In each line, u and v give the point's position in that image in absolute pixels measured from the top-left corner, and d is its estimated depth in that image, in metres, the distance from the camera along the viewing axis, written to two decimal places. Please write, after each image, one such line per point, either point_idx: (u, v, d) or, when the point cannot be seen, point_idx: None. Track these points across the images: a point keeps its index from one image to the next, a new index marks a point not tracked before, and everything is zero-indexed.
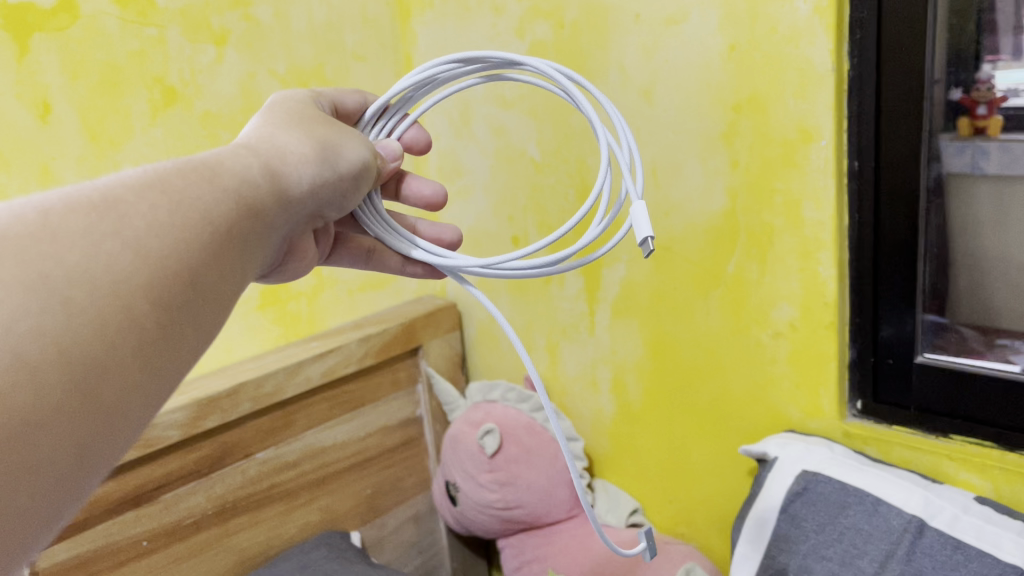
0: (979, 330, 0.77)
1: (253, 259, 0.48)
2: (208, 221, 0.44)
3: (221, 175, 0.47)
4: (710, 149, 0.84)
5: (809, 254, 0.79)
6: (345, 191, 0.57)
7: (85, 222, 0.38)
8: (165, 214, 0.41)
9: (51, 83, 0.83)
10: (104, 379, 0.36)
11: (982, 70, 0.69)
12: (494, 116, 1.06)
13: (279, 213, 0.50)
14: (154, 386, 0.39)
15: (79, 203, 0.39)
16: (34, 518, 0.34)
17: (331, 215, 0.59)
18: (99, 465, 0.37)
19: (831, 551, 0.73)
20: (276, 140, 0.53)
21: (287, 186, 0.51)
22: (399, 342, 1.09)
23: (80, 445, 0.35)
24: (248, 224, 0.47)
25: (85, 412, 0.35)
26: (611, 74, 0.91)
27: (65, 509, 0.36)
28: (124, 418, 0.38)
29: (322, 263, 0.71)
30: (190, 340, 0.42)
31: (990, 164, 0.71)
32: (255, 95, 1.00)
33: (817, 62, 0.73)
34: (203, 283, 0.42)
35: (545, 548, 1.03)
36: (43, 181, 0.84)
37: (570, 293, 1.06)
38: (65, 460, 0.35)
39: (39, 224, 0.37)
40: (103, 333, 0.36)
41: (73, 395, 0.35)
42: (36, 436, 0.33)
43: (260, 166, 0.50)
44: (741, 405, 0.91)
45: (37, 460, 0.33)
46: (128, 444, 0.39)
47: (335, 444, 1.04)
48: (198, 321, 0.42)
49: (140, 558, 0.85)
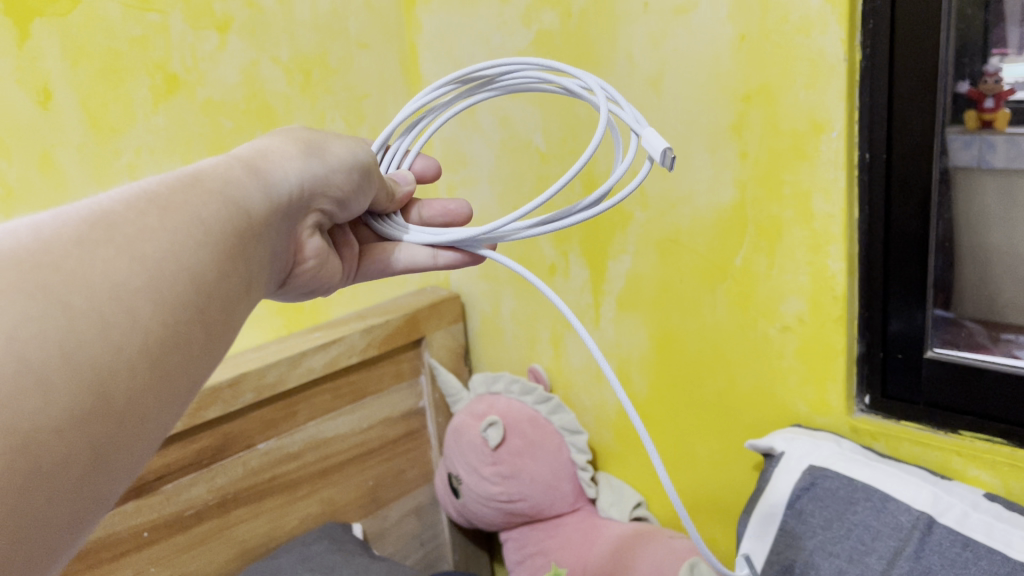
0: (984, 325, 0.76)
1: (254, 260, 0.47)
2: (199, 221, 0.43)
3: (208, 180, 0.46)
4: (720, 140, 0.83)
5: (819, 247, 0.78)
6: (342, 186, 0.56)
7: (76, 233, 0.37)
8: (155, 218, 0.41)
9: (52, 69, 0.82)
10: (114, 385, 0.35)
11: (990, 63, 0.68)
12: (500, 106, 1.05)
13: (273, 212, 0.50)
14: (166, 387, 0.38)
15: (68, 218, 0.39)
16: (53, 523, 0.33)
17: (336, 217, 0.59)
18: (116, 468, 0.36)
19: (838, 548, 0.72)
20: (263, 148, 0.53)
21: (275, 184, 0.51)
22: (403, 334, 1.08)
23: (95, 451, 0.34)
24: (242, 225, 0.46)
25: (98, 414, 0.34)
26: (619, 63, 0.90)
27: (82, 513, 0.34)
28: (139, 421, 0.36)
29: (351, 282, 0.67)
30: (199, 338, 0.41)
31: (997, 157, 0.70)
32: (257, 82, 0.99)
33: (829, 52, 0.72)
34: (203, 280, 0.41)
35: (548, 541, 1.03)
36: (43, 167, 0.83)
37: (575, 285, 1.05)
38: (80, 464, 0.33)
39: (33, 239, 0.36)
40: (106, 334, 0.35)
41: (85, 397, 0.33)
42: (50, 438, 0.32)
43: (247, 170, 0.49)
44: (748, 399, 0.90)
45: (52, 463, 0.32)
46: (144, 449, 0.38)
47: (337, 435, 1.03)
48: (206, 321, 0.41)
49: (140, 549, 0.85)
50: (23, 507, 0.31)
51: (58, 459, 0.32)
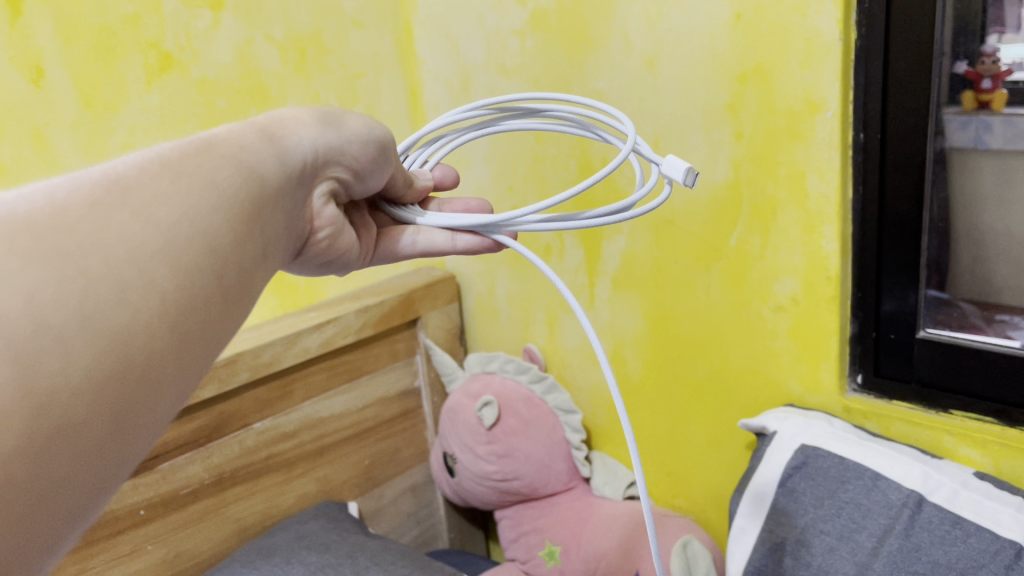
0: (979, 305, 0.76)
1: (270, 227, 0.47)
2: (213, 184, 0.43)
3: (221, 145, 0.46)
4: (715, 120, 0.83)
5: (813, 227, 0.78)
6: (358, 157, 0.56)
7: (91, 197, 0.37)
8: (169, 182, 0.40)
9: (45, 47, 0.82)
10: (133, 346, 0.35)
11: (988, 42, 0.68)
12: (495, 85, 1.05)
13: (286, 180, 0.49)
14: (185, 350, 0.38)
15: (83, 181, 0.39)
16: (76, 481, 0.33)
17: (352, 188, 0.58)
18: (138, 429, 0.36)
19: (829, 526, 0.72)
20: (278, 116, 0.53)
21: (289, 151, 0.51)
22: (398, 314, 1.08)
23: (116, 411, 0.34)
24: (258, 190, 0.46)
25: (118, 375, 0.34)
26: (614, 42, 0.90)
27: (106, 472, 0.35)
28: (159, 383, 0.37)
29: (367, 266, 0.66)
30: (217, 302, 0.41)
31: (993, 138, 0.70)
32: (252, 61, 0.98)
33: (824, 31, 0.72)
34: (219, 244, 0.41)
35: (542, 519, 1.04)
36: (36, 146, 0.83)
37: (570, 265, 1.05)
38: (100, 425, 0.34)
39: (48, 202, 0.36)
40: (125, 296, 0.35)
41: (104, 358, 0.34)
42: (68, 400, 0.32)
43: (260, 136, 0.49)
44: (741, 379, 0.90)
45: (71, 424, 0.32)
46: (167, 410, 0.38)
47: (333, 414, 1.04)
48: (224, 285, 0.41)
49: (138, 527, 0.85)
50: (44, 468, 0.31)
51: (77, 418, 0.33)
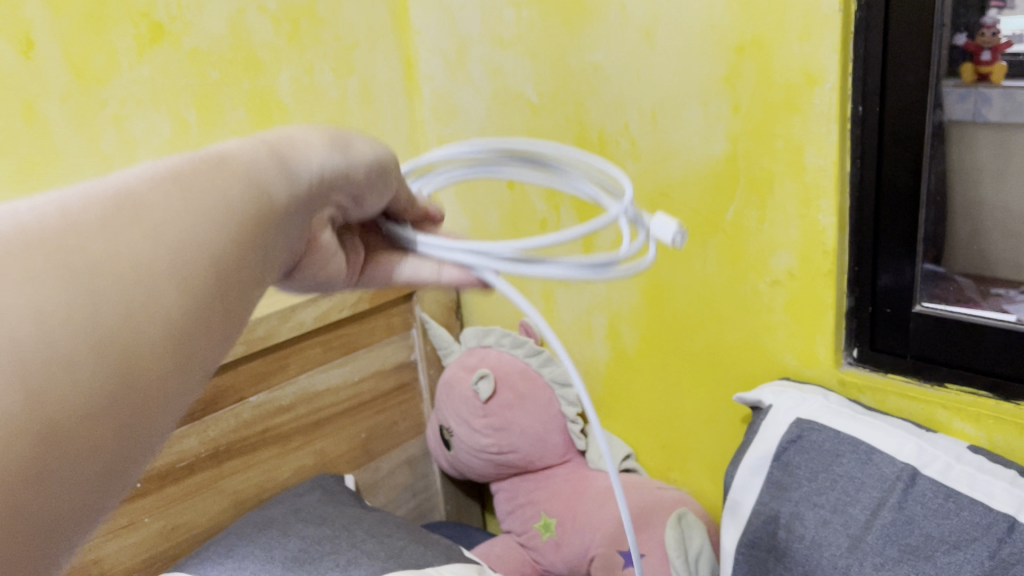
0: (975, 279, 0.77)
1: (275, 250, 0.44)
2: (224, 206, 0.40)
3: (232, 162, 0.43)
4: (712, 93, 0.82)
5: (810, 200, 0.78)
6: (361, 183, 0.54)
7: (102, 213, 0.35)
8: (178, 200, 0.38)
9: (35, 18, 0.81)
10: (140, 358, 0.33)
11: (988, 14, 0.68)
12: (491, 57, 1.04)
13: (297, 200, 0.47)
14: (190, 369, 0.36)
15: (93, 197, 0.36)
16: (71, 504, 0.31)
17: (350, 214, 0.57)
18: (137, 457, 0.34)
19: (823, 499, 0.73)
20: (288, 134, 0.50)
21: (299, 172, 0.48)
22: (393, 288, 1.08)
23: (116, 432, 0.32)
24: (266, 211, 0.43)
25: (121, 389, 0.32)
26: (611, 13, 0.88)
27: (101, 500, 0.32)
28: (162, 405, 0.34)
29: (351, 289, 0.65)
30: (220, 322, 0.38)
31: (993, 111, 0.70)
32: (244, 32, 0.97)
33: (824, 2, 0.71)
34: (226, 269, 0.39)
35: (538, 492, 1.05)
36: (27, 118, 0.82)
37: (566, 239, 1.04)
38: (100, 444, 0.31)
39: (59, 215, 0.34)
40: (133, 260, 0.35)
41: (109, 366, 0.32)
42: (71, 404, 0.30)
43: (272, 156, 0.47)
44: (737, 353, 0.90)
45: (73, 435, 0.30)
46: (166, 434, 0.36)
47: (329, 387, 1.04)
48: (228, 300, 0.39)
49: (134, 500, 0.86)
50: (39, 479, 0.29)
51: (79, 427, 0.30)
